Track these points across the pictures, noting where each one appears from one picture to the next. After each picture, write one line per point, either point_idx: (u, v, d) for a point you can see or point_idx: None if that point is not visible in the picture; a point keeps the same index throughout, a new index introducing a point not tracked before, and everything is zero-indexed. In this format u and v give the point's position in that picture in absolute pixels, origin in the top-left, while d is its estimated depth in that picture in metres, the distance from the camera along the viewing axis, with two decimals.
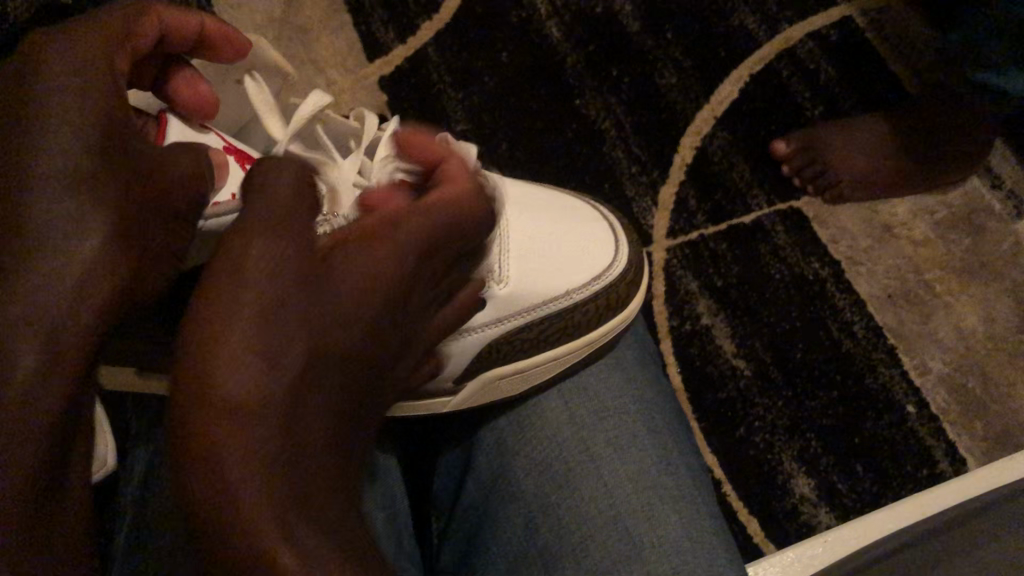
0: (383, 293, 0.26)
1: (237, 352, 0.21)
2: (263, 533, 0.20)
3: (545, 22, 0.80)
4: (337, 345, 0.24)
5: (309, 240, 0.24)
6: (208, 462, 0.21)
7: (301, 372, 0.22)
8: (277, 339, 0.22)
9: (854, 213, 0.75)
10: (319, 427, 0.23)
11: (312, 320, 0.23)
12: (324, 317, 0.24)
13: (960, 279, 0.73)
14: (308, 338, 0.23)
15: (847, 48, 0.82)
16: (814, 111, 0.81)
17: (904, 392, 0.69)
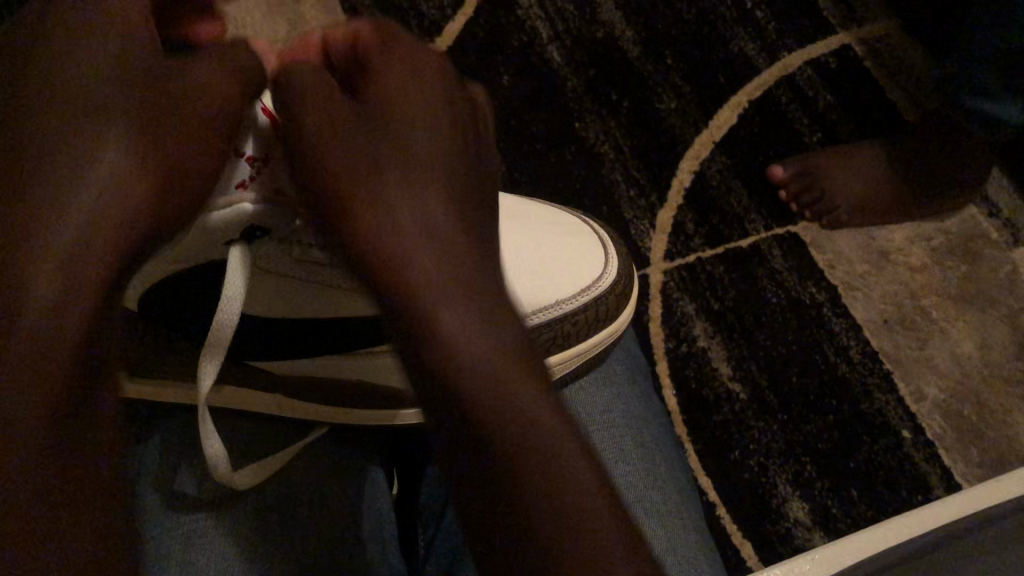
0: (422, 137, 0.35)
1: (379, 231, 0.33)
2: (456, 353, 0.31)
3: (546, 45, 0.81)
4: (419, 191, 0.34)
5: (355, 136, 0.34)
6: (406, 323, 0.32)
7: (421, 226, 0.33)
8: (395, 210, 0.33)
9: (852, 238, 0.76)
10: (442, 247, 0.33)
11: (399, 192, 0.34)
12: (397, 185, 0.34)
13: (956, 305, 0.73)
14: (407, 202, 0.33)
15: (846, 75, 0.83)
16: (813, 137, 0.81)
17: (899, 417, 0.69)
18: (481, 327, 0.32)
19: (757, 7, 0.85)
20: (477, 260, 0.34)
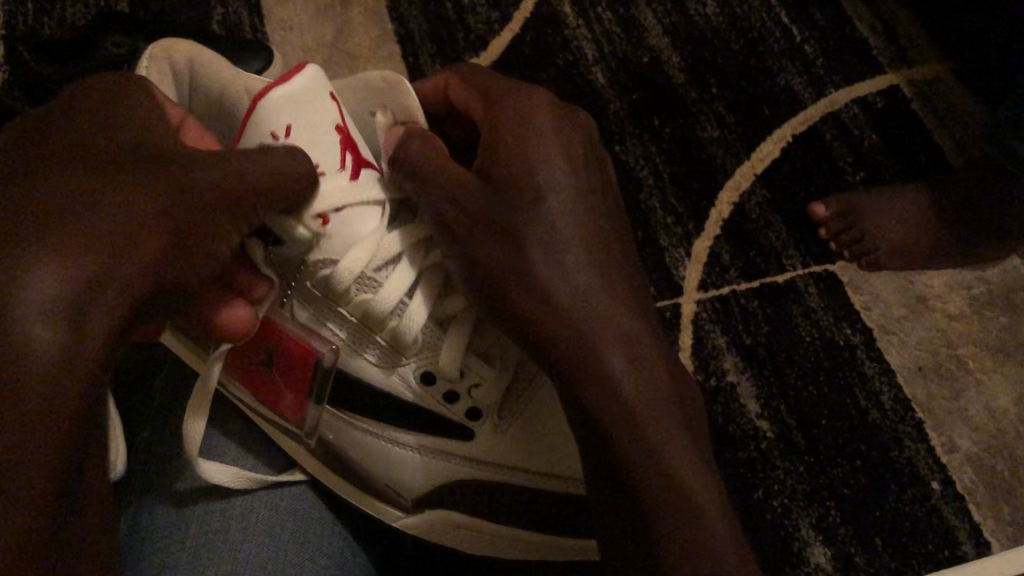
0: (500, 205, 0.44)
1: (530, 303, 0.44)
2: (589, 385, 0.43)
3: (591, 66, 0.81)
4: (520, 256, 0.44)
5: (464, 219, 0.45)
6: (572, 371, 0.43)
7: (540, 286, 0.43)
8: (522, 285, 0.44)
9: (890, 281, 0.74)
10: (567, 295, 0.43)
11: (508, 265, 0.44)
12: (509, 259, 0.44)
13: (994, 356, 0.72)
14: (515, 274, 0.44)
15: (893, 114, 0.82)
16: (856, 177, 0.80)
17: (929, 466, 0.67)
18: (581, 357, 0.43)
19: (806, 41, 0.85)
20: (578, 291, 0.43)
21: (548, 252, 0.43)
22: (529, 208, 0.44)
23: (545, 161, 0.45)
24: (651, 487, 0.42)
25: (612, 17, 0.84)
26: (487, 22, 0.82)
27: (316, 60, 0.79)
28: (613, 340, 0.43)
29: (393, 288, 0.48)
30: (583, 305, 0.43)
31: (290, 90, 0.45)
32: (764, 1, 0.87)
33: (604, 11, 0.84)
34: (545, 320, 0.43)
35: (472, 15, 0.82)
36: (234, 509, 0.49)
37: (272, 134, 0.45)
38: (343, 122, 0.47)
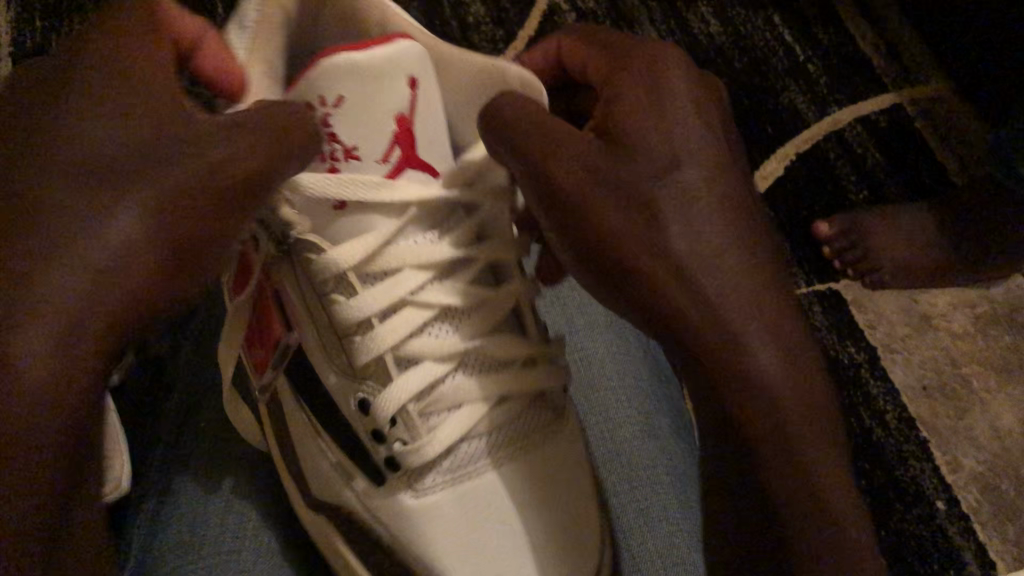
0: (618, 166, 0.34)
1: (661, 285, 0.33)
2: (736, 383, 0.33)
3: None
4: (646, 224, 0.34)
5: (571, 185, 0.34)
6: (720, 369, 0.33)
7: (671, 265, 0.33)
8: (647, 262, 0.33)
9: (894, 299, 0.75)
10: (709, 272, 0.33)
11: (631, 237, 0.34)
12: (628, 230, 0.34)
13: (998, 375, 0.72)
14: (642, 246, 0.34)
15: (896, 133, 0.82)
16: (860, 195, 0.80)
17: (934, 486, 0.67)
18: (731, 349, 0.33)
19: (810, 60, 0.86)
20: (723, 267, 0.34)
21: (689, 233, 0.34)
22: (657, 170, 0.34)
23: (663, 118, 0.35)
24: (812, 532, 0.32)
25: None
26: (492, 40, 0.83)
27: None
28: (773, 345, 0.33)
29: (381, 341, 0.42)
30: (732, 283, 0.33)
31: (366, 64, 0.39)
32: (767, 20, 0.88)
33: (609, 29, 0.86)
34: (676, 302, 0.33)
35: (478, 33, 0.83)
36: (232, 508, 0.48)
37: (321, 97, 0.39)
38: (407, 112, 0.41)
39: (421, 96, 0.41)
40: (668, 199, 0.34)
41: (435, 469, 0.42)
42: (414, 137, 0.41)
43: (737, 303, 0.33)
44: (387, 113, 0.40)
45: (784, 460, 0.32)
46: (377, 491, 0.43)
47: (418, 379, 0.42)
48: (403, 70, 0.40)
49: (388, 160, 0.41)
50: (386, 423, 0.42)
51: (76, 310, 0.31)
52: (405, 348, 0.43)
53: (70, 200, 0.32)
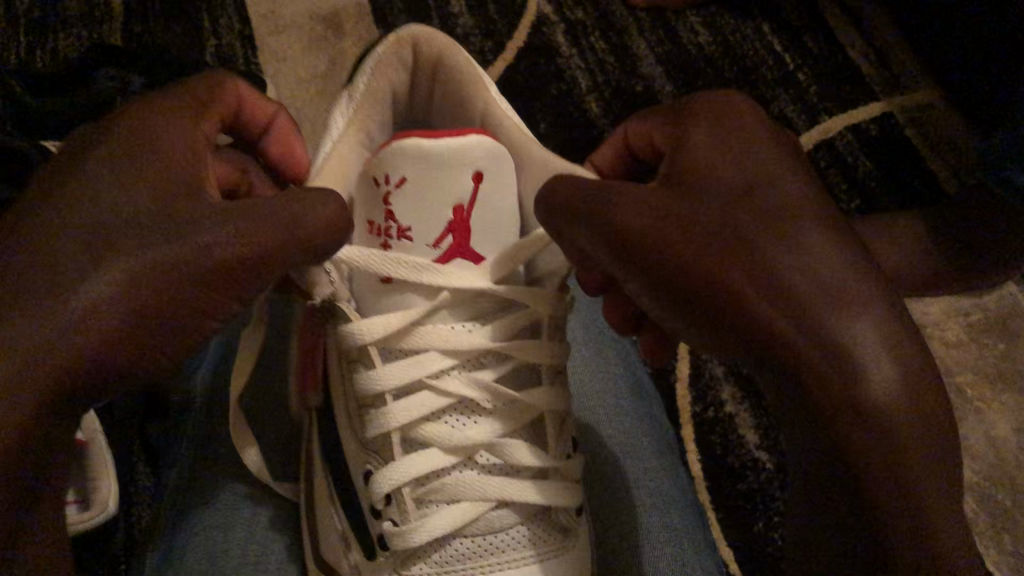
0: (702, 187, 0.35)
1: (741, 281, 0.32)
2: (840, 367, 0.31)
3: (585, 95, 0.83)
4: (732, 226, 0.33)
5: (646, 206, 0.35)
6: (809, 364, 0.31)
7: (748, 263, 0.32)
8: (723, 259, 0.33)
9: None
10: (793, 261, 0.32)
11: (717, 236, 0.33)
12: (712, 231, 0.33)
13: (992, 384, 0.72)
14: (723, 247, 0.33)
15: (887, 141, 0.82)
16: (851, 204, 0.80)
17: None
18: (828, 339, 0.31)
19: (799, 69, 0.86)
20: (809, 261, 0.32)
21: (780, 253, 0.32)
22: (742, 179, 0.34)
23: (744, 141, 0.36)
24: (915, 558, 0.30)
25: (605, 47, 0.85)
26: (480, 51, 0.83)
27: (311, 91, 0.81)
28: (880, 352, 0.31)
29: (392, 420, 0.43)
30: (818, 274, 0.32)
31: (434, 155, 0.42)
32: (756, 29, 0.88)
33: (598, 39, 0.86)
34: (772, 293, 0.32)
35: (466, 45, 0.83)
36: (252, 543, 0.48)
37: (386, 177, 0.43)
38: (467, 205, 0.43)
39: (494, 192, 0.44)
40: (756, 217, 0.33)
41: (422, 560, 0.42)
42: (470, 230, 0.44)
43: (836, 320, 0.31)
44: (441, 202, 0.43)
45: (890, 481, 0.30)
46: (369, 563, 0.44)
47: (418, 466, 0.43)
48: (470, 162, 0.43)
49: (439, 246, 0.43)
50: (381, 501, 0.44)
51: (67, 339, 0.30)
52: (413, 429, 0.44)
53: (85, 235, 0.31)
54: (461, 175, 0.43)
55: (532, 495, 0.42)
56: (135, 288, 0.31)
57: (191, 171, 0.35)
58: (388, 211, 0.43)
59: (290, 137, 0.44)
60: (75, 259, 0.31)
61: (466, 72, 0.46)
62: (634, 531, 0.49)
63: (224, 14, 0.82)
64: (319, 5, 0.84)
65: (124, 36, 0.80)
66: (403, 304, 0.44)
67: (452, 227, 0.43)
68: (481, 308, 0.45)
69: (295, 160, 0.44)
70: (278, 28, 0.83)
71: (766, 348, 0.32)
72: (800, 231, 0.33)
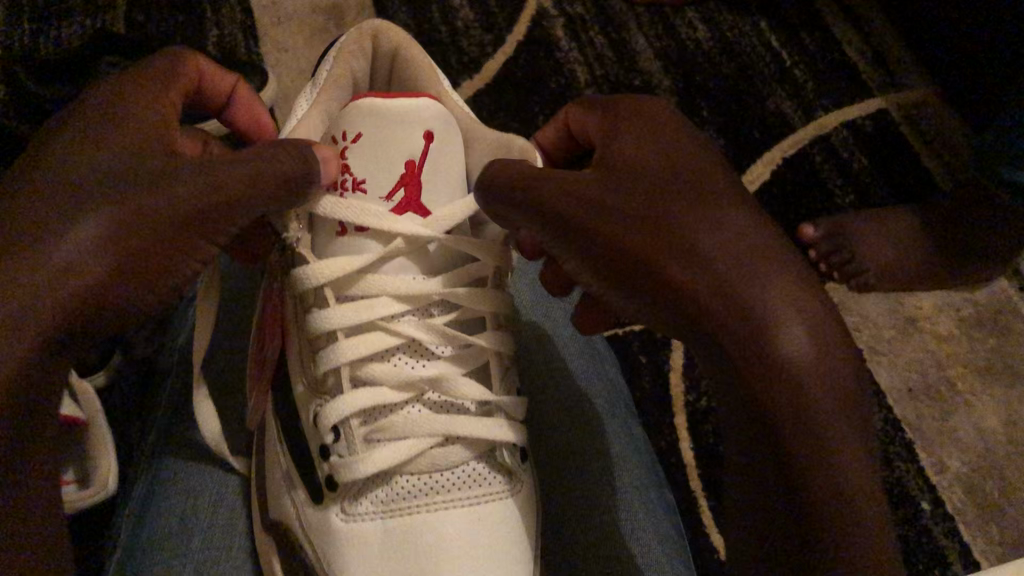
0: (623, 170, 0.36)
1: (660, 253, 0.33)
2: (761, 333, 0.31)
3: (583, 89, 0.84)
4: (651, 204, 0.35)
5: (570, 188, 0.37)
6: (737, 328, 0.32)
7: (666, 235, 0.33)
8: (642, 235, 0.34)
9: (879, 303, 0.75)
10: (710, 233, 0.33)
11: (634, 212, 0.35)
12: (631, 211, 0.35)
13: (982, 377, 0.72)
14: (643, 223, 0.34)
15: (882, 138, 0.83)
16: (845, 199, 0.80)
17: (920, 487, 0.67)
18: (750, 299, 0.32)
19: (796, 65, 0.87)
20: (725, 230, 0.33)
21: (692, 227, 0.33)
22: (661, 161, 0.36)
23: (660, 133, 0.37)
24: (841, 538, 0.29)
25: (604, 41, 0.86)
26: (480, 44, 0.84)
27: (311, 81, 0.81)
28: (801, 320, 0.31)
29: (340, 354, 0.43)
30: (735, 242, 0.33)
31: (386, 110, 0.44)
32: (754, 25, 0.89)
33: (597, 33, 0.86)
34: (682, 262, 0.33)
35: (466, 37, 0.84)
36: (220, 511, 0.48)
37: (342, 134, 0.44)
38: (419, 160, 0.44)
39: (442, 155, 0.45)
40: (679, 192, 0.35)
41: (370, 495, 0.42)
42: (421, 186, 0.44)
43: (759, 286, 0.32)
44: (395, 156, 0.44)
45: (812, 441, 0.30)
46: (314, 508, 0.44)
47: (363, 399, 0.43)
48: (421, 120, 0.44)
49: (391, 199, 0.44)
50: (330, 436, 0.44)
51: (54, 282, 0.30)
52: (361, 367, 0.44)
53: (76, 180, 0.32)
54: (412, 134, 0.44)
55: (476, 428, 0.43)
56: (127, 233, 0.32)
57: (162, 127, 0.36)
58: (344, 164, 0.44)
59: (253, 105, 0.46)
60: (73, 201, 0.31)
61: (415, 61, 0.47)
62: (588, 506, 0.50)
63: (227, 5, 0.83)
64: None
65: (127, 26, 0.81)
66: (356, 251, 0.44)
67: (405, 181, 0.44)
68: (433, 260, 0.46)
69: (257, 120, 0.47)
70: (281, 19, 0.84)
71: (694, 319, 0.33)
72: (721, 207, 0.34)
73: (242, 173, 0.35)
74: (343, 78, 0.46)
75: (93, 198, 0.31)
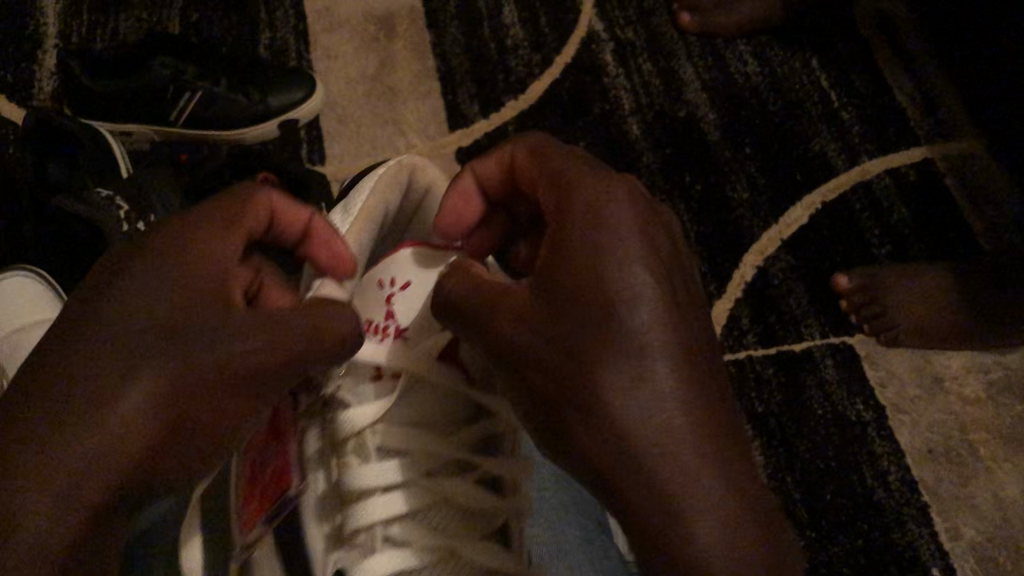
0: (558, 275, 0.38)
1: (576, 382, 0.36)
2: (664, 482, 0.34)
3: (626, 116, 0.83)
4: (570, 321, 0.37)
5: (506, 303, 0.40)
6: (643, 474, 0.34)
7: (586, 365, 0.36)
8: (552, 359, 0.37)
9: (908, 358, 0.75)
10: (620, 372, 0.35)
11: (551, 335, 0.38)
12: (551, 330, 0.38)
13: (1006, 444, 0.72)
14: (556, 349, 0.37)
15: (925, 188, 0.82)
16: (881, 250, 0.80)
17: (931, 553, 0.67)
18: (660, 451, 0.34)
19: (844, 107, 0.86)
20: (639, 365, 0.35)
21: (604, 354, 0.36)
22: (586, 260, 0.37)
23: (604, 223, 0.38)
24: None
25: (652, 69, 0.86)
26: (527, 66, 0.84)
27: (358, 92, 0.82)
28: (693, 460, 0.34)
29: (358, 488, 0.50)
30: (646, 381, 0.35)
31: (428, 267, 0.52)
32: (805, 63, 0.88)
33: (646, 61, 0.86)
34: (588, 396, 0.36)
35: (515, 57, 0.84)
36: None
37: (391, 279, 0.52)
38: None
39: None
40: (594, 306, 0.37)
41: None
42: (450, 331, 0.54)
43: (648, 434, 0.34)
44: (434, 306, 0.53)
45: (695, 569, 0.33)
46: None
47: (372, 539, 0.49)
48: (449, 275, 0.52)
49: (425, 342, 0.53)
50: (339, 562, 0.50)
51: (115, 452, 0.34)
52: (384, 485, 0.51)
53: (128, 343, 0.35)
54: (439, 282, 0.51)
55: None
56: (185, 403, 0.36)
57: (218, 286, 0.39)
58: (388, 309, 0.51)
59: (326, 238, 0.48)
60: (119, 369, 0.35)
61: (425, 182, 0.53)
62: None
63: (281, 7, 0.84)
64: (374, 6, 0.85)
65: (182, 24, 0.82)
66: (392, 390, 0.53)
67: None
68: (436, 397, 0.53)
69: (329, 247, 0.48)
70: (333, 26, 0.84)
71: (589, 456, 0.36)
72: (641, 335, 0.35)
73: (272, 330, 0.39)
74: (373, 211, 0.51)
75: (147, 373, 0.35)
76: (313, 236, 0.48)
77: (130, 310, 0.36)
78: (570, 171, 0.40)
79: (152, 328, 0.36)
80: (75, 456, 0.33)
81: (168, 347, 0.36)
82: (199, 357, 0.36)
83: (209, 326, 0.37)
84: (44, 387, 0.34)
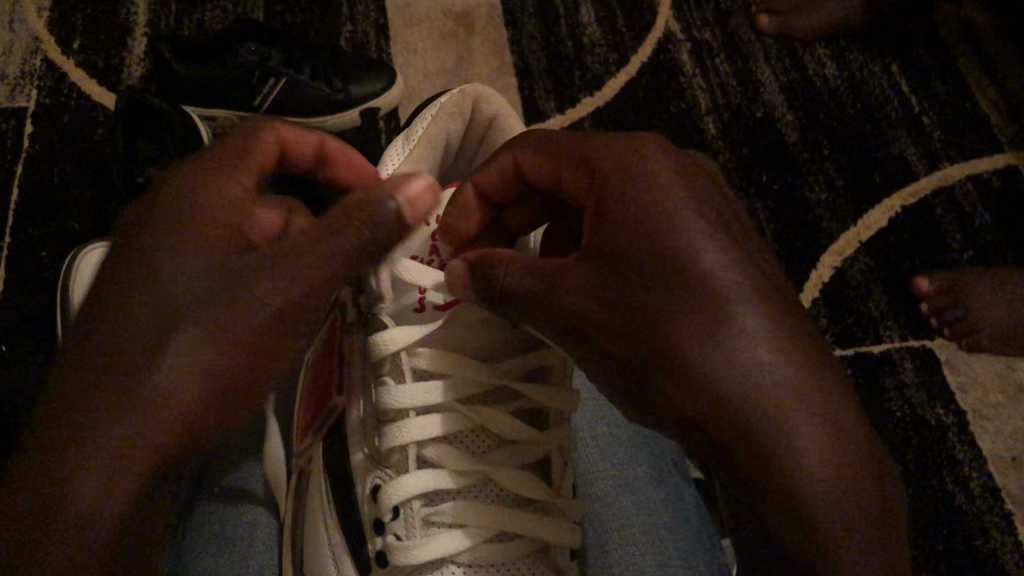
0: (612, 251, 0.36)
1: (641, 356, 0.35)
2: (784, 456, 0.33)
3: (703, 114, 0.83)
4: (629, 298, 0.35)
5: (552, 286, 0.37)
6: (742, 447, 0.33)
7: (653, 336, 0.35)
8: (610, 331, 0.36)
9: (990, 365, 0.73)
10: (687, 338, 0.34)
11: (616, 311, 0.36)
12: (615, 308, 0.36)
13: None
14: (624, 326, 0.35)
15: (1010, 194, 0.80)
16: (963, 255, 0.79)
17: (1014, 561, 0.66)
18: (757, 415, 0.33)
19: (925, 111, 0.85)
20: (710, 336, 0.34)
21: (701, 342, 0.34)
22: (660, 234, 0.35)
23: (653, 192, 0.36)
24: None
25: (729, 70, 0.85)
26: (604, 63, 0.84)
27: (436, 84, 0.83)
28: (819, 440, 0.33)
29: (406, 434, 0.47)
30: (722, 352, 0.33)
31: None
32: (885, 67, 0.87)
33: (722, 61, 0.86)
34: (674, 371, 0.34)
35: (591, 55, 0.85)
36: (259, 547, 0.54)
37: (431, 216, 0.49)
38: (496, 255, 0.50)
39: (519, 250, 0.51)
40: (663, 281, 0.35)
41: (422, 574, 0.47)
42: None
43: (750, 400, 0.33)
44: None
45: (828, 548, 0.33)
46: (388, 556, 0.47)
47: (424, 482, 0.47)
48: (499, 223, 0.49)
49: None
50: (390, 514, 0.47)
51: (142, 410, 0.34)
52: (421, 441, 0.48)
53: (153, 299, 0.36)
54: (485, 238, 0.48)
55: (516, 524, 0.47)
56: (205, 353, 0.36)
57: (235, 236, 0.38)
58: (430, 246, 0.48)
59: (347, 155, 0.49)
60: (158, 330, 0.35)
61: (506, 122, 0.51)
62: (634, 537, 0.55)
63: (363, 2, 0.85)
64: (454, 3, 0.86)
65: (266, 15, 0.84)
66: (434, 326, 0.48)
67: None
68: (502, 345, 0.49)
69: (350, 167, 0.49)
70: (412, 20, 0.85)
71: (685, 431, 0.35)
72: (714, 307, 0.34)
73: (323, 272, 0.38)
74: (435, 138, 0.50)
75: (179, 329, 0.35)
76: (328, 162, 0.49)
77: (160, 267, 0.36)
78: (606, 146, 0.38)
79: (190, 287, 0.36)
80: (116, 428, 0.34)
81: (199, 303, 0.36)
82: (228, 310, 0.36)
83: (219, 305, 0.36)
84: (97, 352, 0.35)
